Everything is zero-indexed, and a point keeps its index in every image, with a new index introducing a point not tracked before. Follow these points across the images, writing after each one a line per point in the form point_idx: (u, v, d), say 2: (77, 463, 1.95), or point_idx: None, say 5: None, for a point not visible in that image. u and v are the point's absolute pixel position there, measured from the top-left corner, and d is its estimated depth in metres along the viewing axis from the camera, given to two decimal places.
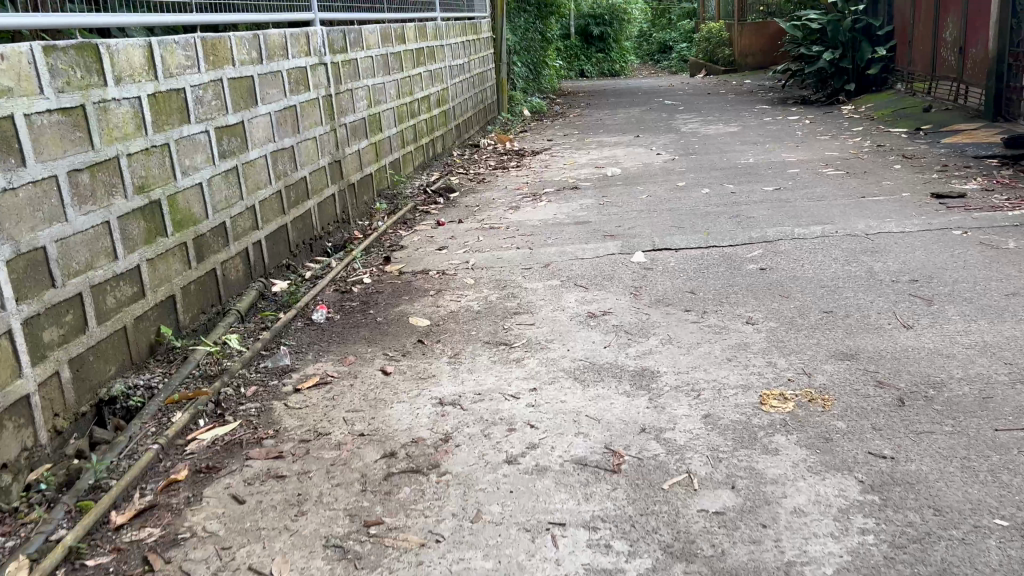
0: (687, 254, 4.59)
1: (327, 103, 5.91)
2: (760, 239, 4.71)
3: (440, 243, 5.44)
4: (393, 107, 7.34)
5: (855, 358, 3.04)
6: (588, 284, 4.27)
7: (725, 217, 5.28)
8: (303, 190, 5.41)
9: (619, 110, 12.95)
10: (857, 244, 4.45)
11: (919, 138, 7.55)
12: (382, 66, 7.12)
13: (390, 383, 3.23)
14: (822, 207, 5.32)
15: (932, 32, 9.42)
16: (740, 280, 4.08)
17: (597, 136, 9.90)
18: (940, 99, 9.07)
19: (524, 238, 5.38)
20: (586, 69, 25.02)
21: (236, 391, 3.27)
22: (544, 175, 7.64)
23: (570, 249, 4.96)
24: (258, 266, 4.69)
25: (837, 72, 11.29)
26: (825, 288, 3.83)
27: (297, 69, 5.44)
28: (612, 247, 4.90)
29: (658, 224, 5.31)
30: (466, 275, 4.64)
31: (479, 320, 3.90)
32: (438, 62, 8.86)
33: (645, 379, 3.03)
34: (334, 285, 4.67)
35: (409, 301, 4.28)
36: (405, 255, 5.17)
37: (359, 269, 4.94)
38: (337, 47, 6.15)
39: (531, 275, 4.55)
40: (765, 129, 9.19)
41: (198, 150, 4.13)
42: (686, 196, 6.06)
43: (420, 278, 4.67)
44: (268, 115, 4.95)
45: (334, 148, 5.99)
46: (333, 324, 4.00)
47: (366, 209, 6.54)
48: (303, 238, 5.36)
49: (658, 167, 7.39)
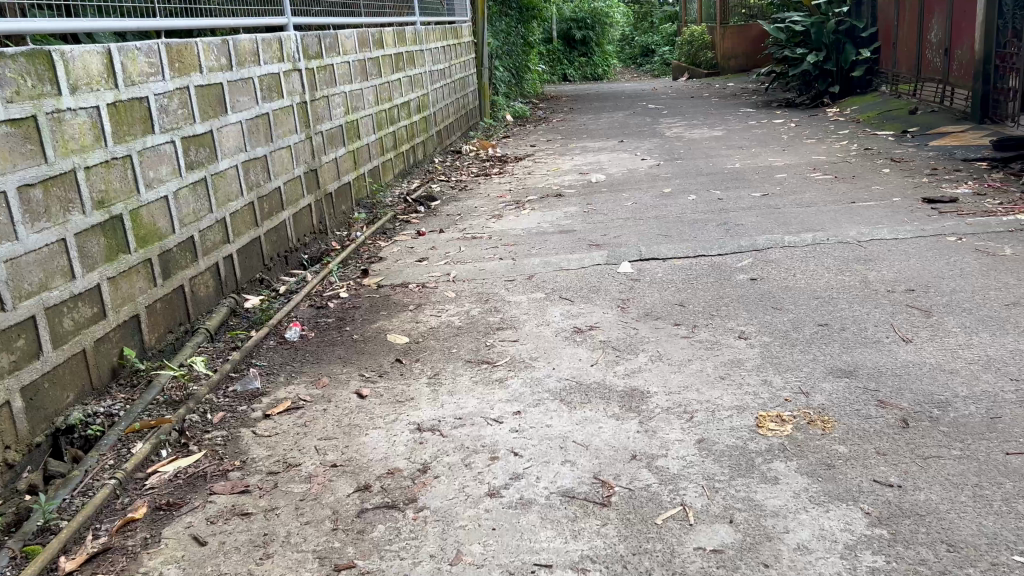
0: (675, 264, 4.44)
1: (301, 110, 5.73)
2: (750, 248, 4.58)
3: (420, 254, 5.27)
4: (371, 113, 7.17)
5: (854, 375, 2.89)
6: (573, 297, 4.11)
7: (713, 225, 5.14)
8: (276, 202, 5.23)
9: (602, 115, 12.83)
10: (850, 252, 4.32)
11: (907, 141, 7.45)
12: (360, 71, 6.95)
13: (366, 408, 3.06)
14: (812, 213, 5.19)
15: (917, 34, 9.36)
16: (731, 291, 3.93)
17: (581, 141, 9.77)
18: (926, 101, 9.00)
19: (507, 248, 5.22)
20: (569, 73, 24.94)
21: (202, 418, 3.09)
22: (527, 182, 7.49)
23: (554, 260, 4.80)
24: (230, 281, 4.51)
25: (821, 75, 11.22)
26: (819, 299, 3.69)
27: (269, 76, 5.26)
28: (598, 257, 4.75)
29: (645, 233, 5.16)
30: (447, 288, 4.48)
31: (460, 336, 3.73)
32: (418, 68, 8.70)
33: (634, 401, 2.87)
34: (310, 300, 4.49)
35: (387, 317, 4.10)
36: (384, 267, 5.00)
37: (336, 283, 4.77)
38: (312, 53, 5.98)
39: (514, 287, 4.39)
40: (750, 132, 9.09)
41: (163, 162, 3.94)
42: (672, 203, 5.92)
43: (399, 292, 4.49)
44: (239, 123, 4.77)
45: (309, 156, 5.81)
46: (307, 343, 3.82)
47: (344, 219, 6.36)
48: (278, 250, 5.18)
49: (643, 172, 7.26)
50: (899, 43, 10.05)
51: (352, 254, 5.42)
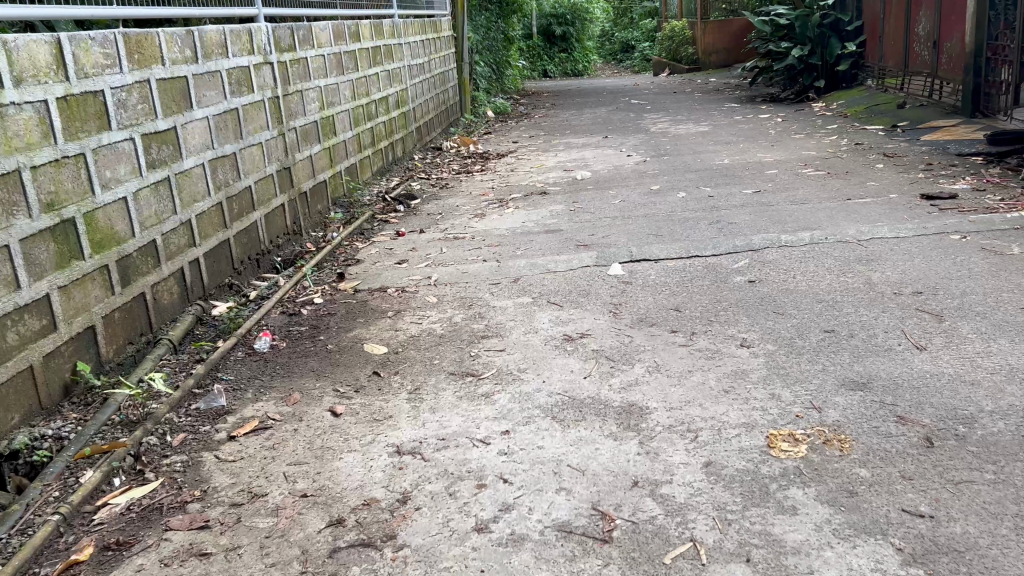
0: (668, 266, 4.23)
1: (273, 105, 5.46)
2: (745, 247, 4.37)
3: (400, 256, 5.02)
4: (348, 109, 6.90)
5: (869, 388, 2.68)
6: (562, 302, 3.88)
7: (706, 224, 4.93)
8: (247, 202, 4.95)
9: (585, 111, 12.62)
10: (850, 251, 4.13)
11: (898, 136, 7.29)
12: (336, 65, 6.68)
13: (340, 428, 2.81)
14: (807, 210, 5.00)
15: (904, 27, 9.22)
16: (728, 295, 3.72)
17: (564, 137, 9.54)
18: (915, 95, 8.85)
19: (491, 249, 4.98)
20: (549, 69, 24.72)
21: (161, 441, 2.83)
22: (510, 179, 7.25)
23: (541, 261, 4.57)
24: (196, 287, 4.23)
25: (807, 69, 11.06)
26: (822, 303, 3.49)
27: (238, 69, 4.98)
28: (587, 258, 4.52)
29: (634, 232, 4.94)
30: (428, 293, 4.23)
31: (443, 345, 3.49)
32: (396, 62, 8.43)
33: (633, 418, 2.64)
34: (281, 306, 4.23)
35: (364, 325, 3.85)
36: (362, 270, 4.74)
37: (310, 287, 4.51)
38: (284, 46, 5.70)
39: (499, 291, 4.15)
40: (737, 127, 8.90)
41: (121, 161, 3.66)
42: (661, 200, 5.71)
43: (377, 297, 4.24)
44: (205, 119, 4.49)
45: (282, 154, 5.54)
46: (278, 354, 3.56)
47: (319, 219, 6.09)
48: (248, 253, 4.90)
49: (629, 169, 7.04)
50: (886, 37, 9.91)
51: (327, 256, 5.16)
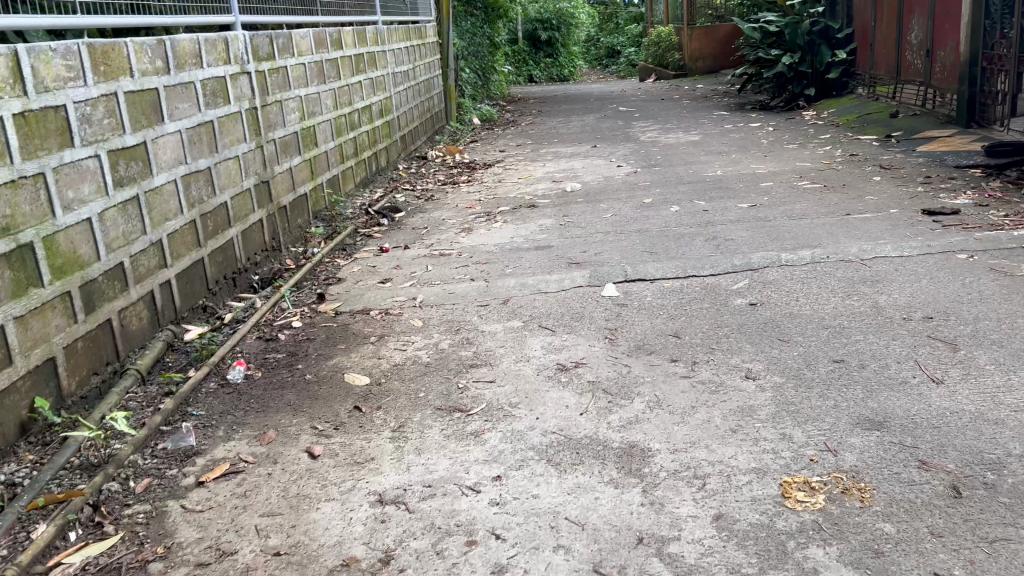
0: (665, 287, 4.05)
1: (251, 116, 5.24)
2: (744, 267, 4.19)
3: (384, 275, 4.81)
4: (330, 118, 6.69)
5: (886, 428, 2.51)
6: (554, 326, 3.69)
7: (702, 240, 4.76)
8: (223, 218, 4.73)
9: (572, 118, 12.45)
10: (854, 272, 3.97)
11: (892, 146, 7.16)
12: (317, 74, 6.47)
13: (318, 472, 2.61)
14: (805, 227, 4.84)
15: (896, 35, 9.11)
16: (730, 319, 3.54)
17: (552, 146, 9.37)
18: (907, 104, 8.75)
19: (479, 267, 4.78)
20: (535, 74, 24.57)
21: (124, 487, 2.61)
22: (498, 191, 7.06)
23: (531, 280, 4.38)
24: (168, 311, 4.01)
25: (796, 77, 10.96)
26: (829, 330, 3.31)
27: (213, 80, 4.76)
28: (580, 278, 4.33)
29: (628, 249, 4.77)
30: (413, 316, 4.02)
31: (429, 375, 3.29)
32: (380, 70, 8.22)
33: (634, 462, 2.46)
34: (258, 330, 4.02)
35: (346, 352, 3.64)
36: (343, 291, 4.54)
37: (288, 309, 4.30)
38: (263, 55, 5.49)
39: (488, 314, 3.96)
40: (728, 137, 8.76)
41: (85, 179, 3.44)
42: (654, 215, 5.54)
43: (359, 321, 4.03)
44: (177, 133, 4.28)
45: (260, 167, 5.32)
46: (253, 386, 3.35)
47: (300, 234, 5.87)
48: (224, 273, 4.68)
49: (620, 180, 6.87)
50: (877, 45, 9.80)
51: (308, 274, 4.94)
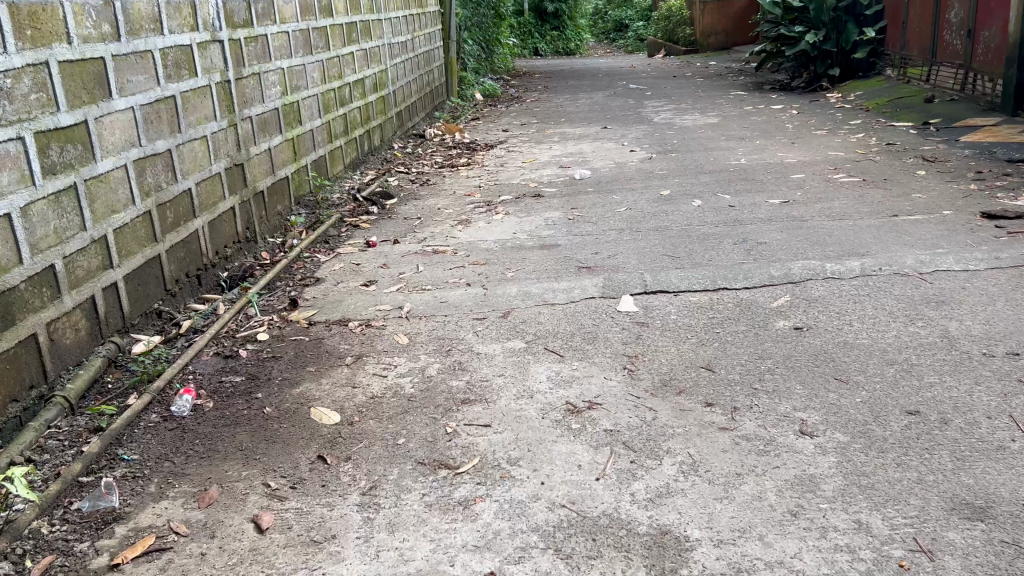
0: (692, 302, 3.48)
1: (222, 91, 4.63)
2: (783, 280, 3.63)
3: (368, 275, 4.24)
4: (317, 93, 6.08)
5: (993, 519, 1.95)
6: (563, 351, 3.13)
7: (731, 245, 4.19)
8: (186, 207, 4.15)
9: (580, 95, 11.81)
10: (914, 290, 3.41)
11: (932, 135, 6.56)
12: (302, 43, 5.84)
13: (263, 554, 2.05)
14: (848, 231, 4.27)
15: (932, 14, 8.46)
16: (772, 349, 2.98)
17: (559, 126, 8.75)
18: (942, 89, 8.12)
19: (476, 269, 4.20)
20: (540, 48, 23.86)
21: (17, 568, 2.05)
22: (499, 176, 6.47)
23: (537, 287, 3.80)
24: (113, 319, 3.43)
25: (820, 56, 10.33)
26: (896, 368, 2.75)
27: (177, 49, 4.14)
28: (593, 285, 3.77)
29: (646, 253, 4.20)
30: (399, 330, 3.46)
31: (411, 414, 2.73)
32: (375, 41, 7.59)
33: (668, 558, 1.90)
34: (216, 344, 3.45)
35: (315, 378, 3.08)
36: (320, 295, 3.96)
37: (255, 317, 3.72)
38: (238, 21, 4.86)
39: (485, 331, 3.39)
40: (748, 120, 8.14)
41: (4, 167, 2.83)
42: (673, 211, 4.96)
43: (335, 335, 3.46)
44: (129, 110, 3.67)
45: (232, 148, 4.72)
46: (200, 422, 2.78)
47: (278, 223, 5.29)
48: (185, 270, 4.10)
49: (634, 167, 6.28)
50: (910, 23, 9.15)
51: (283, 272, 4.36)
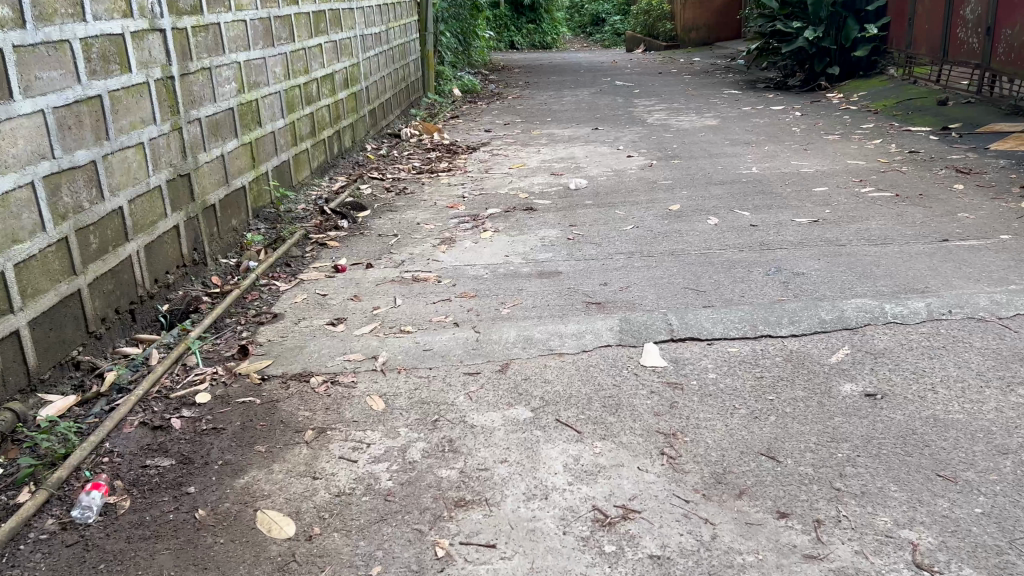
0: (731, 354, 2.88)
1: (164, 89, 3.92)
2: (836, 325, 3.03)
3: (337, 309, 3.57)
4: (280, 91, 5.38)
5: None
6: (581, 423, 2.50)
7: (763, 276, 3.59)
8: (115, 229, 3.43)
9: (564, 92, 11.20)
10: (1001, 342, 2.82)
11: (957, 142, 6.02)
12: (262, 33, 5.13)
13: None
14: (896, 260, 3.68)
15: (944, 10, 7.92)
16: (845, 428, 2.38)
17: (547, 126, 8.12)
18: (956, 91, 7.59)
19: (465, 304, 3.55)
20: (517, 41, 23.23)
21: None
22: (486, 185, 5.81)
23: (538, 331, 3.16)
24: (14, 377, 2.73)
25: (819, 53, 9.77)
26: (1013, 461, 2.16)
27: (105, 38, 3.43)
28: (608, 328, 3.15)
29: (664, 285, 3.58)
30: (374, 391, 2.80)
31: (389, 525, 2.07)
32: (345, 31, 6.88)
33: None
34: (144, 410, 2.76)
35: (265, 463, 2.41)
36: (277, 338, 3.29)
37: (195, 370, 3.03)
38: (184, 6, 4.15)
39: (479, 392, 2.74)
40: (750, 122, 7.56)
41: None
42: (687, 230, 4.35)
43: (292, 398, 2.79)
44: (40, 114, 2.96)
45: (176, 156, 4.01)
46: (109, 534, 2.11)
47: (232, 240, 4.58)
48: (116, 305, 3.40)
49: (634, 176, 5.67)
50: (917, 21, 8.62)
51: (234, 305, 3.67)
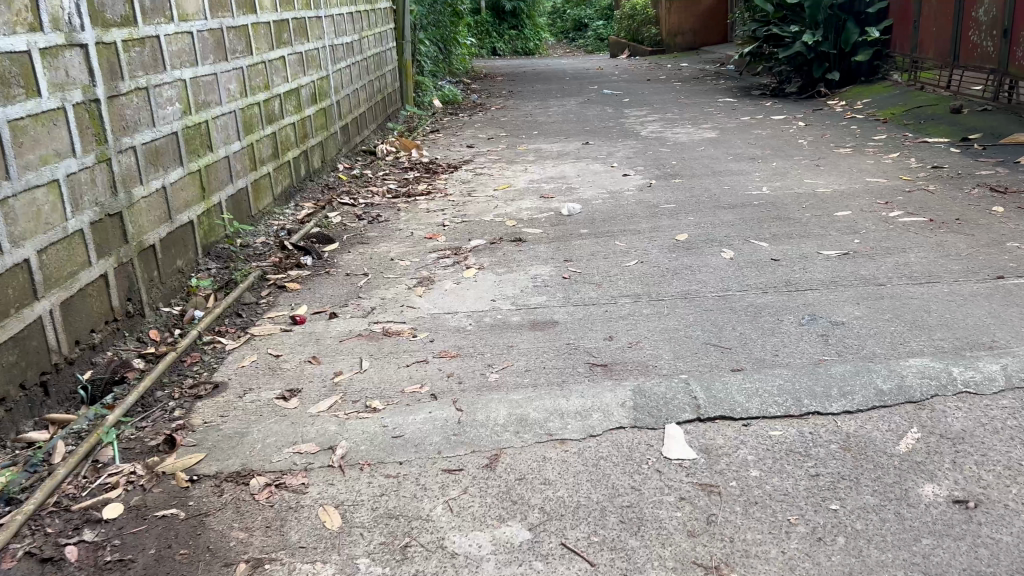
0: (774, 441, 2.32)
1: (86, 114, 3.31)
2: (897, 398, 2.47)
3: (291, 377, 2.99)
4: (235, 110, 4.78)
5: None
6: (595, 550, 1.93)
7: (796, 328, 3.03)
8: (19, 286, 2.82)
9: (550, 102, 10.65)
10: None
11: (981, 155, 5.52)
12: (213, 46, 4.54)
13: None
14: (949, 303, 3.14)
15: (954, 11, 7.44)
16: (938, 558, 1.82)
17: (534, 140, 7.57)
18: (969, 97, 7.11)
19: (444, 367, 2.98)
20: (498, 47, 22.72)
21: None
22: (468, 210, 5.25)
23: (534, 408, 2.59)
24: None
25: (817, 58, 9.29)
26: None
27: (4, 56, 2.83)
28: (619, 402, 2.58)
29: (680, 340, 3.02)
30: (330, 500, 2.21)
31: None
32: (312, 42, 6.30)
33: None
34: (35, 532, 2.16)
35: None
36: (215, 419, 2.70)
37: (109, 470, 2.44)
38: (112, 18, 3.56)
39: (462, 500, 2.17)
40: (752, 134, 7.04)
41: None
42: (699, 266, 3.79)
43: (226, 510, 2.21)
44: None
45: (103, 193, 3.41)
46: None
47: (175, 285, 3.97)
48: (21, 381, 2.79)
49: (632, 198, 5.13)
50: (923, 23, 8.16)
51: (168, 373, 3.07)
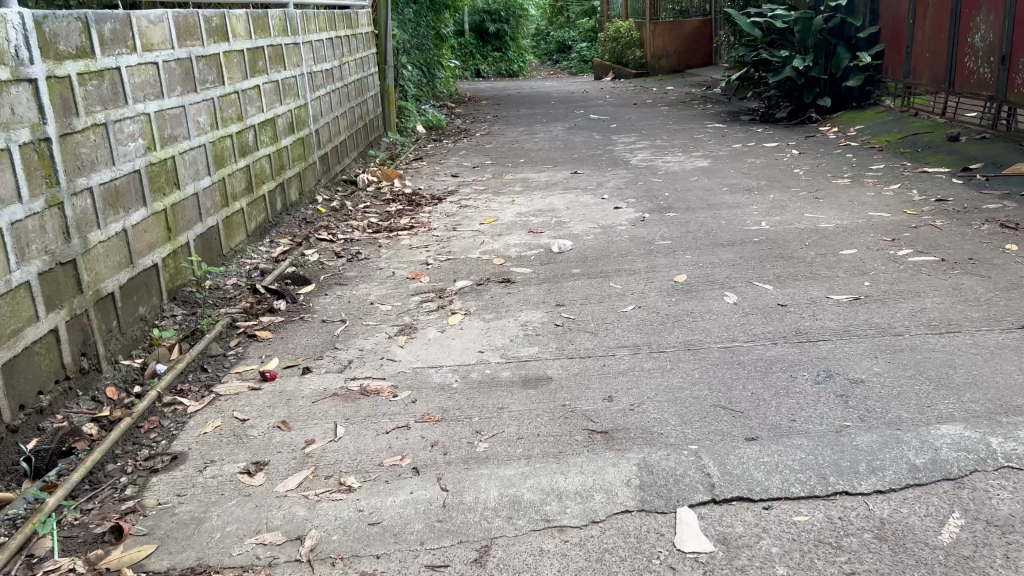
0: (801, 529, 2.06)
1: (34, 153, 3.02)
2: (933, 476, 2.22)
3: (258, 446, 2.69)
4: (205, 143, 4.51)
5: None
6: None
7: (812, 387, 2.78)
8: None
9: (537, 127, 10.45)
10: None
11: (985, 186, 5.34)
12: (181, 77, 4.28)
13: None
14: (975, 357, 2.90)
15: (948, 37, 7.31)
16: None
17: (521, 169, 7.34)
18: (966, 124, 6.95)
19: (428, 434, 2.70)
20: (482, 69, 22.57)
21: None
22: (453, 247, 4.98)
23: (529, 487, 2.32)
24: None
25: (808, 83, 9.14)
26: None
27: None
28: (623, 479, 2.31)
29: (686, 402, 2.75)
30: None
31: None
32: (290, 70, 6.05)
33: None
34: None
35: None
36: (170, 501, 2.40)
37: (45, 567, 2.14)
38: (66, 50, 3.29)
39: None
40: (745, 163, 6.84)
41: None
42: (700, 312, 3.54)
43: None
44: None
45: (54, 240, 3.11)
46: None
47: (137, 335, 3.67)
48: None
49: (625, 234, 4.89)
50: (915, 48, 8.03)
51: (121, 443, 2.77)
